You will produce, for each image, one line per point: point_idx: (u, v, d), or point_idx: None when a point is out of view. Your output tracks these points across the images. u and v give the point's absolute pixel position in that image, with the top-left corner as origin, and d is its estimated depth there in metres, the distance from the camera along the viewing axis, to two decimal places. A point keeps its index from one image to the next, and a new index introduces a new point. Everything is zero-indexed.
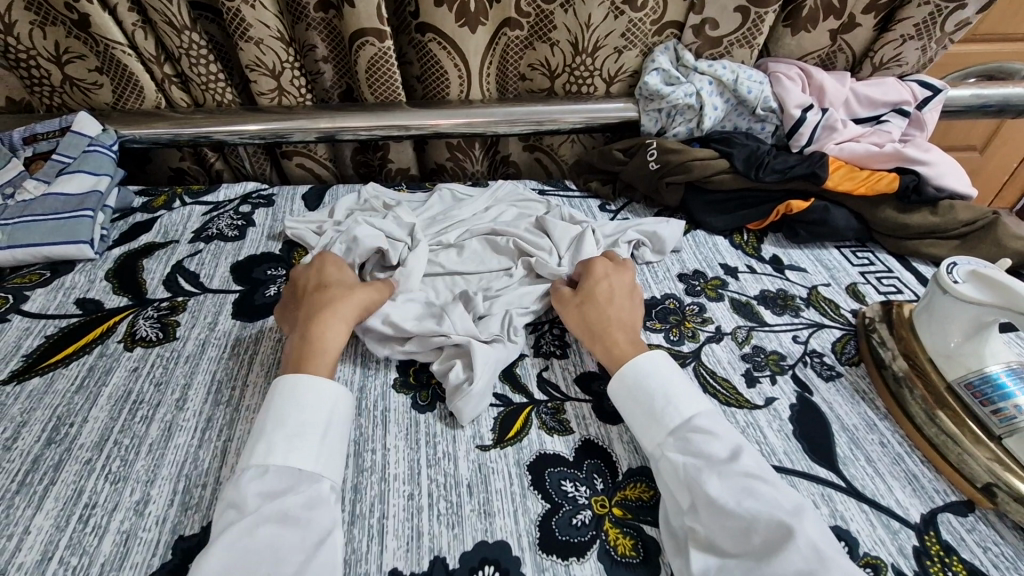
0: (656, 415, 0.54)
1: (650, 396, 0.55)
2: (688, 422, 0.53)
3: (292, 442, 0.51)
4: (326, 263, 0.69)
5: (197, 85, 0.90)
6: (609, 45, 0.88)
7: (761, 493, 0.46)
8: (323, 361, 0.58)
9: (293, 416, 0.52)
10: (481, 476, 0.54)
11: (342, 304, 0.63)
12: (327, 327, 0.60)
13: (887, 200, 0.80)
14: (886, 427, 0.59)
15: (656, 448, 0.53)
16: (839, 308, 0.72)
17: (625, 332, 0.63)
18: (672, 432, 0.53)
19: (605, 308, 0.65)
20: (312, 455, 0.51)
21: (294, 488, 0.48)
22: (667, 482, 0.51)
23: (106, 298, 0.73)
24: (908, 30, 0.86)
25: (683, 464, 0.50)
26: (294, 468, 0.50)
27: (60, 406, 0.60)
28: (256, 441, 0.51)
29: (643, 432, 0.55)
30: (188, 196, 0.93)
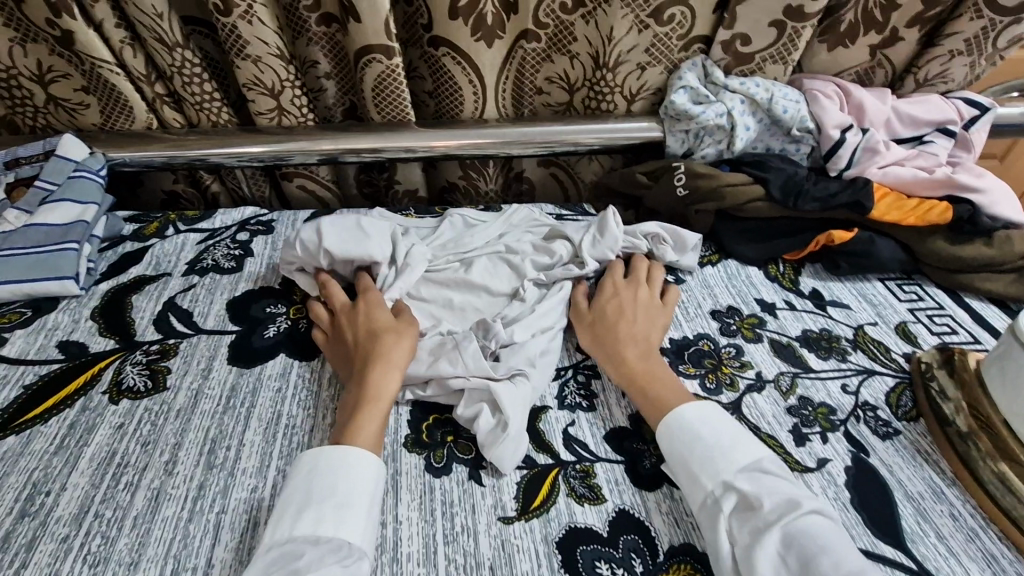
0: (709, 460, 0.51)
1: (709, 429, 0.53)
2: (758, 463, 0.50)
3: (345, 505, 0.47)
4: (369, 297, 0.67)
5: (192, 104, 0.85)
6: (632, 62, 0.82)
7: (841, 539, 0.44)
8: (378, 415, 0.55)
9: (343, 480, 0.49)
10: (505, 556, 0.48)
11: (393, 347, 0.60)
12: (381, 373, 0.58)
13: (937, 229, 0.74)
14: (955, 495, 0.53)
15: (717, 484, 0.49)
16: (890, 351, 0.66)
17: (639, 346, 0.63)
18: (745, 469, 0.50)
19: (625, 328, 0.65)
20: (362, 526, 0.47)
21: (343, 563, 0.44)
22: (732, 521, 0.47)
23: (91, 341, 0.67)
24: (956, 45, 0.80)
25: (759, 501, 0.47)
26: (344, 542, 0.45)
27: (35, 471, 0.54)
28: (301, 507, 0.47)
29: (703, 463, 0.51)
30: (182, 222, 0.87)
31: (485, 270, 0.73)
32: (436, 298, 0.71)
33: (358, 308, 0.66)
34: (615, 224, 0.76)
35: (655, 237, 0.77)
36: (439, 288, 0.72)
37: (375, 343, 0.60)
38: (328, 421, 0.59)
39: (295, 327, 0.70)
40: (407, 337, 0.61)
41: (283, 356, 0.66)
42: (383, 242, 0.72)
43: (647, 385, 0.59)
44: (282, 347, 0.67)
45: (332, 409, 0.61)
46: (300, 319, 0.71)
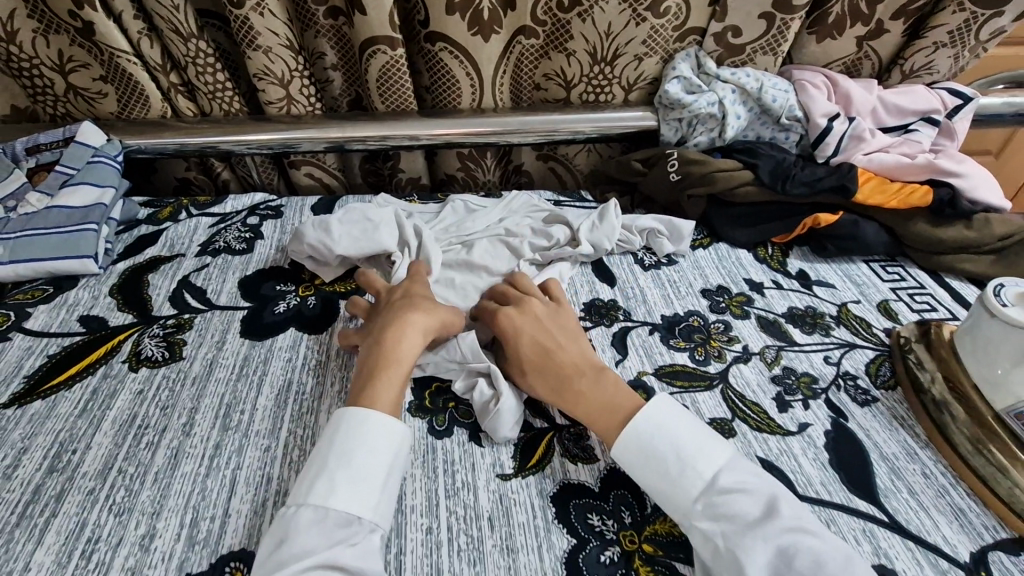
0: (676, 479, 0.49)
1: (657, 467, 0.50)
2: (712, 484, 0.48)
3: (361, 479, 0.49)
4: (415, 278, 0.69)
5: (204, 94, 0.88)
6: (629, 54, 0.86)
7: (811, 551, 0.43)
8: (401, 366, 0.57)
9: (359, 454, 0.50)
10: (503, 508, 0.52)
11: (424, 310, 0.62)
12: (409, 325, 0.60)
13: (919, 213, 0.77)
14: (928, 456, 0.56)
15: (682, 517, 0.48)
16: (872, 327, 0.69)
17: (584, 375, 0.57)
18: (701, 496, 0.48)
19: (560, 357, 0.59)
20: (374, 501, 0.48)
21: (353, 536, 0.46)
22: (703, 557, 0.46)
23: (110, 315, 0.71)
24: (940, 36, 0.83)
25: (716, 538, 0.45)
26: (354, 514, 0.47)
27: (61, 431, 0.57)
28: (316, 475, 0.49)
29: (666, 503, 0.49)
30: (194, 207, 0.91)
31: (486, 252, 0.76)
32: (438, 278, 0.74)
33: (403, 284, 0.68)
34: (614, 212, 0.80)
35: (651, 232, 0.81)
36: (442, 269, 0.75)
37: (412, 307, 0.62)
38: (336, 389, 0.63)
39: (304, 304, 0.73)
40: (444, 309, 0.63)
41: (293, 330, 0.70)
42: (386, 227, 0.76)
43: (603, 417, 0.54)
44: (291, 322, 0.71)
45: (340, 378, 0.64)
46: (309, 297, 0.75)
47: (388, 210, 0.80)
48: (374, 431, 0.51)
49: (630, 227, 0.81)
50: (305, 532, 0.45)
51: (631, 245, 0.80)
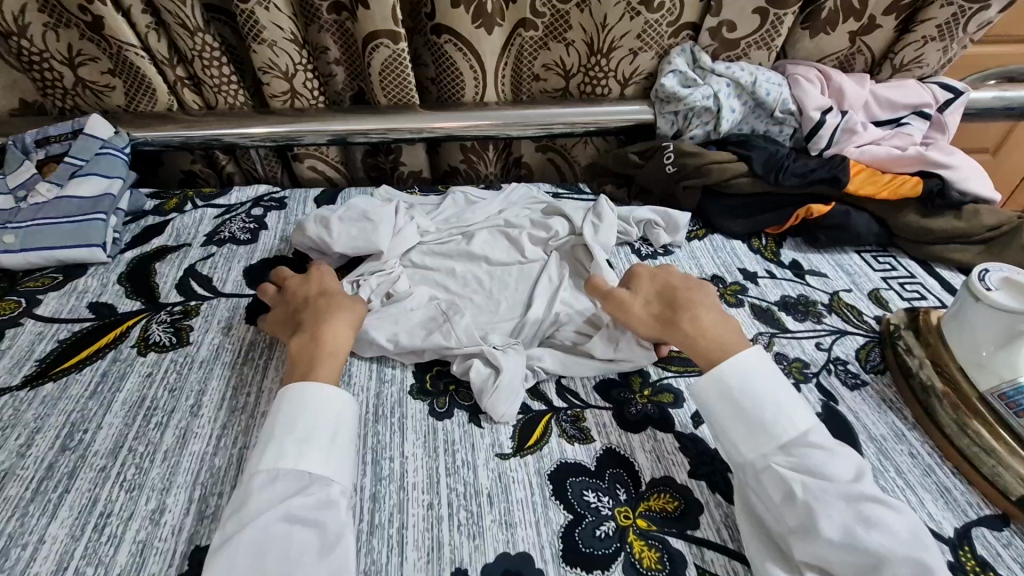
0: (763, 423, 0.51)
1: (752, 403, 0.52)
2: (802, 437, 0.50)
3: (306, 441, 0.51)
4: (320, 269, 0.70)
5: (210, 87, 0.90)
6: (625, 48, 0.87)
7: (886, 516, 0.44)
8: (336, 354, 0.58)
9: (301, 419, 0.52)
10: (502, 485, 0.53)
11: (347, 304, 0.64)
12: (331, 317, 0.61)
13: (910, 203, 0.79)
14: (915, 437, 0.58)
15: (759, 460, 0.50)
16: (863, 314, 0.71)
17: (705, 314, 0.60)
18: (787, 446, 0.49)
19: (687, 302, 0.62)
20: (322, 457, 0.50)
21: (307, 489, 0.48)
22: (773, 501, 0.48)
23: (119, 303, 0.73)
24: (930, 31, 0.84)
25: (795, 484, 0.47)
26: (304, 471, 0.49)
27: (73, 412, 0.59)
28: (264, 446, 0.51)
29: (745, 443, 0.51)
30: (199, 198, 0.92)
31: (486, 249, 0.77)
32: (439, 271, 0.75)
33: (306, 279, 0.69)
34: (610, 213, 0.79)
35: (648, 223, 0.83)
36: (441, 265, 0.76)
37: (328, 300, 0.64)
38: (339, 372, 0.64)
39: None
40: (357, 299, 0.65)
41: None
42: (385, 225, 0.76)
43: (710, 349, 0.57)
44: None
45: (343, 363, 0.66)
46: None
47: (389, 206, 0.79)
48: (311, 399, 0.53)
49: (627, 218, 0.82)
50: (261, 493, 0.47)
51: (629, 235, 0.82)
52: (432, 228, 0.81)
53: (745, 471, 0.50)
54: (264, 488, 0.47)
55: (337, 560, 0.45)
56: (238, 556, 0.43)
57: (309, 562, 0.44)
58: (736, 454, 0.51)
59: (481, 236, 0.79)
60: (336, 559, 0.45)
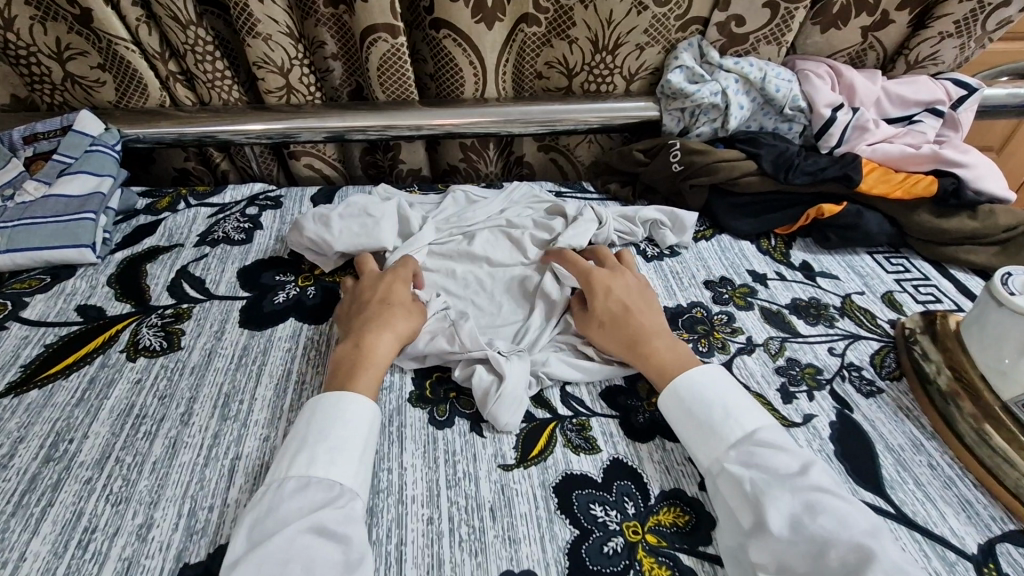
0: (712, 428, 0.51)
1: (702, 414, 0.53)
2: (751, 436, 0.50)
3: (338, 450, 0.50)
4: (400, 269, 0.68)
5: (203, 83, 0.87)
6: (631, 43, 0.85)
7: (834, 507, 0.44)
8: (377, 364, 0.58)
9: (337, 427, 0.51)
10: (505, 499, 0.51)
11: (402, 314, 0.62)
12: (385, 327, 0.60)
13: (924, 203, 0.76)
14: (934, 448, 0.55)
15: (713, 463, 0.50)
16: (876, 318, 0.69)
17: (660, 336, 0.60)
18: (737, 445, 0.50)
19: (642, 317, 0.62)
20: (353, 469, 0.49)
21: (335, 500, 0.47)
22: (727, 500, 0.48)
23: (108, 305, 0.70)
24: (945, 26, 0.82)
25: (743, 479, 0.47)
26: (334, 482, 0.48)
27: (59, 421, 0.57)
28: (295, 451, 0.49)
29: (698, 448, 0.52)
30: (193, 197, 0.90)
31: (489, 248, 0.75)
32: (439, 271, 0.73)
33: (379, 275, 0.68)
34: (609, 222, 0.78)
35: (654, 222, 0.81)
36: (442, 263, 0.74)
37: (385, 306, 0.63)
38: None
39: (304, 294, 0.73)
40: (418, 309, 0.64)
41: (292, 320, 0.69)
42: (387, 222, 0.75)
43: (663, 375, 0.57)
44: (291, 312, 0.70)
45: None
46: (309, 287, 0.74)
47: (392, 204, 0.79)
48: (348, 406, 0.53)
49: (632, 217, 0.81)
50: (292, 502, 0.46)
51: (633, 234, 0.80)
52: (439, 229, 0.78)
53: (705, 475, 0.51)
54: (295, 495, 0.46)
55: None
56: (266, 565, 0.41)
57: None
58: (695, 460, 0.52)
59: (486, 235, 0.77)
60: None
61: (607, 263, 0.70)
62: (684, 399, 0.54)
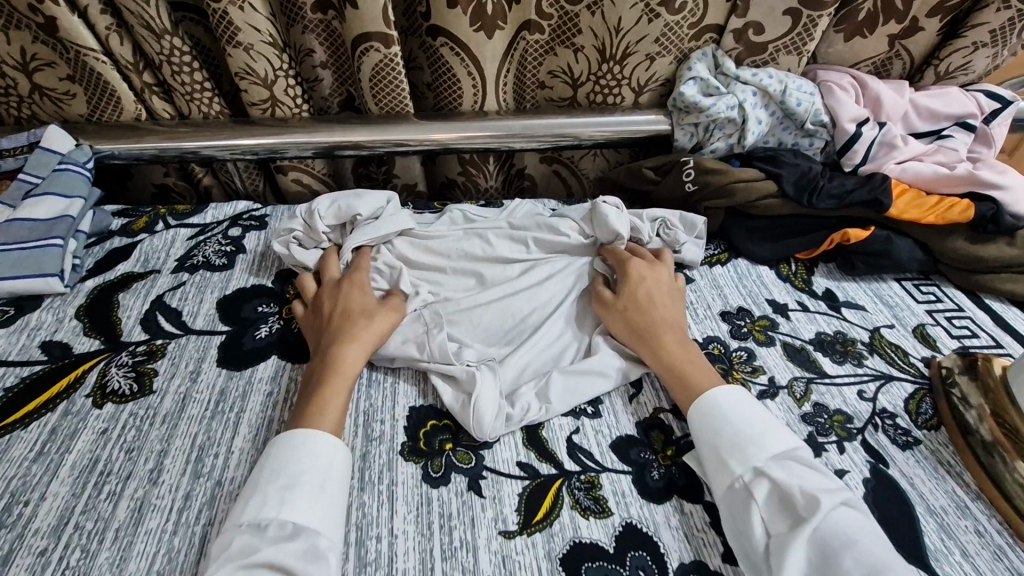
0: (753, 433, 0.51)
1: (727, 417, 0.52)
2: (791, 450, 0.50)
3: (293, 483, 0.47)
4: (355, 275, 0.67)
5: (182, 95, 0.81)
6: (641, 52, 0.79)
7: (870, 528, 0.44)
8: (342, 379, 0.56)
9: (291, 463, 0.48)
10: (506, 573, 0.46)
11: (370, 322, 0.61)
12: (348, 340, 0.59)
13: (958, 228, 0.71)
14: (980, 510, 0.50)
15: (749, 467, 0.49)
16: (908, 355, 0.63)
17: (673, 335, 0.61)
18: (776, 457, 0.49)
19: (663, 310, 0.64)
20: (307, 505, 0.46)
21: (292, 538, 0.44)
22: (761, 506, 0.47)
23: (75, 342, 0.65)
24: (979, 35, 0.77)
25: (789, 489, 0.46)
26: (288, 521, 0.45)
27: (14, 478, 0.52)
28: (248, 493, 0.47)
29: (734, 449, 0.50)
30: (172, 217, 0.84)
31: (486, 249, 0.73)
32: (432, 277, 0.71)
33: (337, 285, 0.66)
34: (625, 229, 0.72)
35: (662, 222, 0.75)
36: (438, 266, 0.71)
37: (347, 318, 0.61)
38: None
39: (288, 328, 0.67)
40: (381, 314, 0.63)
41: (274, 358, 0.64)
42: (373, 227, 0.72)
43: (672, 372, 0.58)
44: (273, 349, 0.65)
45: None
46: (293, 319, 0.69)
47: (379, 200, 0.76)
48: (304, 436, 0.50)
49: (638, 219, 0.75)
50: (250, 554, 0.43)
51: (639, 236, 0.75)
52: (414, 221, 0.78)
53: (733, 481, 0.49)
54: (247, 547, 0.44)
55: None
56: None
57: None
58: (721, 466, 0.50)
59: (475, 233, 0.75)
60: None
61: (642, 256, 0.71)
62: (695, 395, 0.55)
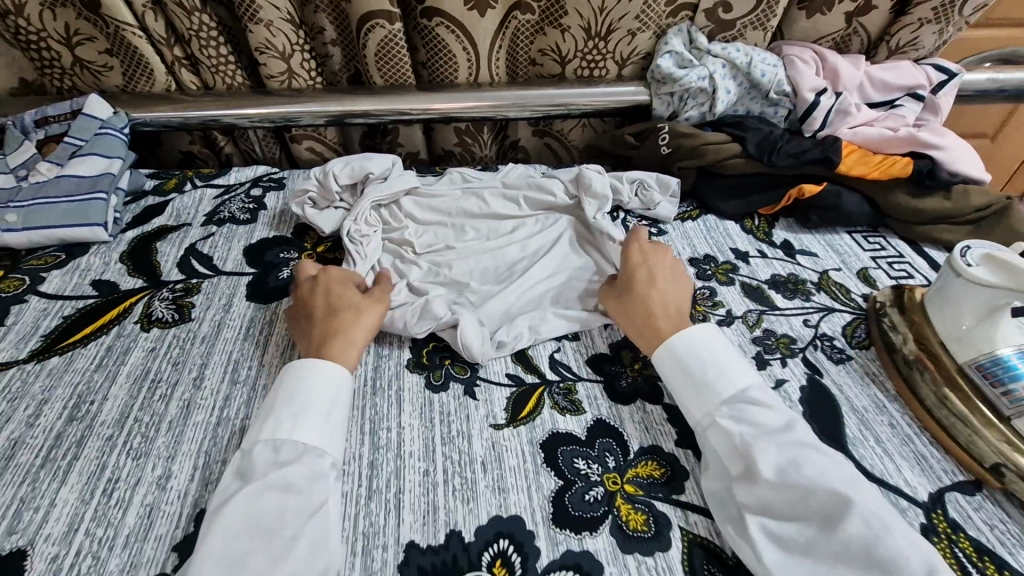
0: (709, 384, 0.55)
1: (691, 370, 0.56)
2: (743, 393, 0.54)
3: (304, 413, 0.53)
4: (333, 274, 0.67)
5: (208, 68, 0.90)
6: (623, 28, 0.88)
7: (817, 459, 0.48)
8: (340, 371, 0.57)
9: (300, 393, 0.54)
10: (495, 454, 0.55)
11: (360, 317, 0.63)
12: (343, 335, 0.60)
13: (900, 183, 0.79)
14: (896, 409, 0.59)
15: (704, 417, 0.54)
16: (850, 292, 0.72)
17: (669, 318, 0.61)
18: (728, 401, 0.53)
19: (658, 294, 0.64)
20: (316, 429, 0.52)
21: (305, 454, 0.51)
22: (716, 451, 0.52)
23: (121, 280, 0.74)
24: (926, 13, 0.85)
25: (735, 433, 0.51)
26: (300, 441, 0.51)
27: (79, 384, 0.62)
28: (264, 417, 0.53)
29: (694, 402, 0.55)
30: (198, 178, 0.93)
31: (483, 207, 0.82)
32: (433, 230, 0.80)
33: (316, 285, 0.66)
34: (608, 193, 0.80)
35: (641, 184, 0.84)
36: (440, 222, 0.81)
37: (336, 313, 0.62)
38: None
39: (307, 270, 0.77)
40: (371, 308, 0.64)
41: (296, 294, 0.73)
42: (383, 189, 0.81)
43: (648, 333, 0.61)
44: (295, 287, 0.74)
45: None
46: (311, 264, 0.78)
47: (385, 162, 0.85)
48: (315, 382, 0.55)
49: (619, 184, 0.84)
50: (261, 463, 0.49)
51: (620, 197, 0.84)
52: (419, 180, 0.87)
53: (696, 427, 0.54)
54: (269, 460, 0.50)
55: (318, 527, 0.47)
56: (232, 519, 0.45)
57: (298, 519, 0.46)
58: (687, 413, 0.55)
59: (473, 193, 0.84)
60: (318, 523, 0.47)
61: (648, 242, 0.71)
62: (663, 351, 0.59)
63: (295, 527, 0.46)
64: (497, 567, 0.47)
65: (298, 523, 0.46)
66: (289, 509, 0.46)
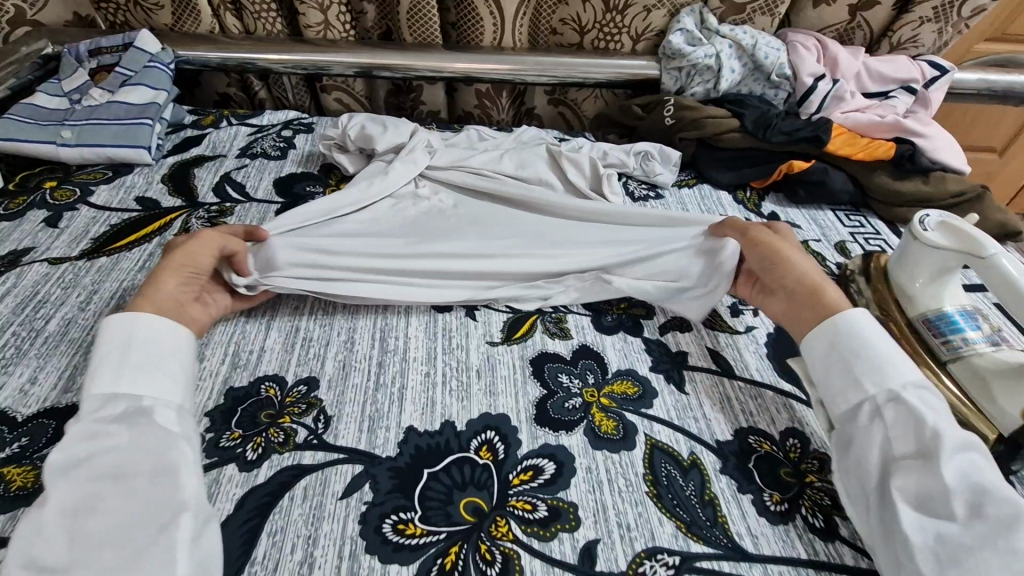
0: (890, 362, 0.53)
1: (869, 345, 0.54)
2: (918, 381, 0.52)
3: (103, 362, 0.51)
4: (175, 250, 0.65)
5: (251, 13, 0.97)
6: (640, 4, 0.94)
7: (988, 466, 0.47)
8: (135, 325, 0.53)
9: (107, 348, 0.52)
10: (489, 364, 0.63)
11: (166, 268, 0.59)
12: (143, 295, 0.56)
13: (884, 167, 0.86)
14: None
15: (881, 394, 0.51)
16: (826, 260, 0.78)
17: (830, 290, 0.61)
18: (911, 383, 0.51)
19: (811, 268, 0.64)
20: (122, 378, 0.50)
21: (126, 398, 0.49)
22: (888, 430, 0.50)
23: (162, 199, 0.82)
24: (926, 12, 0.91)
25: (923, 417, 0.48)
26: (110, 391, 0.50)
27: (125, 281, 0.69)
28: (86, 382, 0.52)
29: (870, 378, 0.52)
30: (234, 117, 1.00)
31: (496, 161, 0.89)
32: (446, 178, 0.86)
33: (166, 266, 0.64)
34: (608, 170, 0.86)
35: (645, 154, 0.91)
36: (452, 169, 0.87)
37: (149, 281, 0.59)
38: None
39: None
40: (178, 258, 0.60)
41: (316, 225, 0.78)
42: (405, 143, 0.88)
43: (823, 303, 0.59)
44: None
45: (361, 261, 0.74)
46: None
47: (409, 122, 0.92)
48: (122, 326, 0.53)
49: (625, 153, 0.90)
50: (96, 408, 0.49)
51: (626, 163, 0.90)
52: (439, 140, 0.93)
53: (864, 401, 0.52)
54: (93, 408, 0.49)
55: (147, 463, 0.46)
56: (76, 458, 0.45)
57: (127, 456, 0.46)
58: (855, 386, 0.53)
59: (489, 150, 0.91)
60: (155, 457, 0.46)
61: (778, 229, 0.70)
62: (839, 318, 0.57)
63: (120, 467, 0.45)
64: (484, 451, 0.54)
65: (126, 461, 0.46)
66: (110, 450, 0.46)
